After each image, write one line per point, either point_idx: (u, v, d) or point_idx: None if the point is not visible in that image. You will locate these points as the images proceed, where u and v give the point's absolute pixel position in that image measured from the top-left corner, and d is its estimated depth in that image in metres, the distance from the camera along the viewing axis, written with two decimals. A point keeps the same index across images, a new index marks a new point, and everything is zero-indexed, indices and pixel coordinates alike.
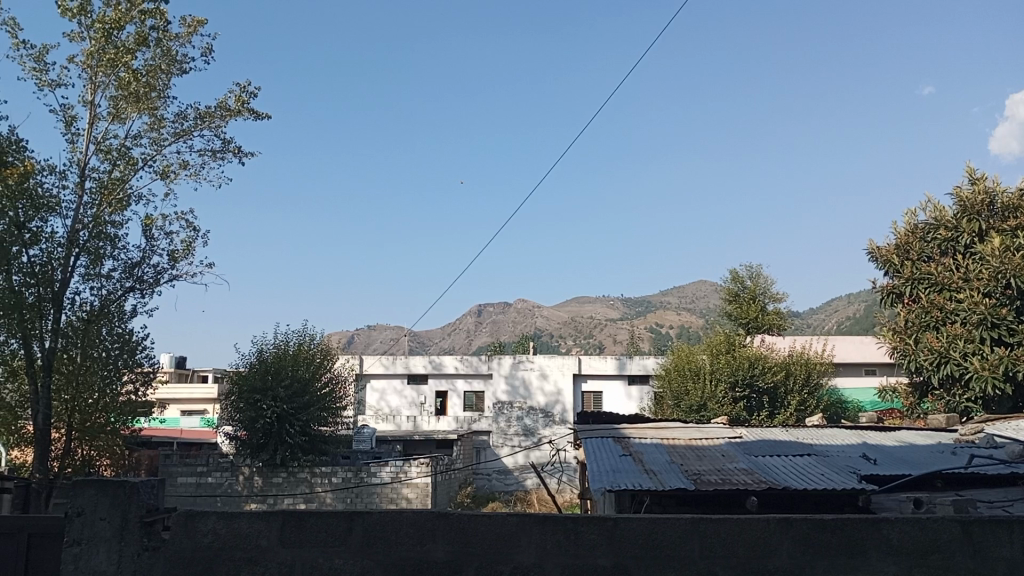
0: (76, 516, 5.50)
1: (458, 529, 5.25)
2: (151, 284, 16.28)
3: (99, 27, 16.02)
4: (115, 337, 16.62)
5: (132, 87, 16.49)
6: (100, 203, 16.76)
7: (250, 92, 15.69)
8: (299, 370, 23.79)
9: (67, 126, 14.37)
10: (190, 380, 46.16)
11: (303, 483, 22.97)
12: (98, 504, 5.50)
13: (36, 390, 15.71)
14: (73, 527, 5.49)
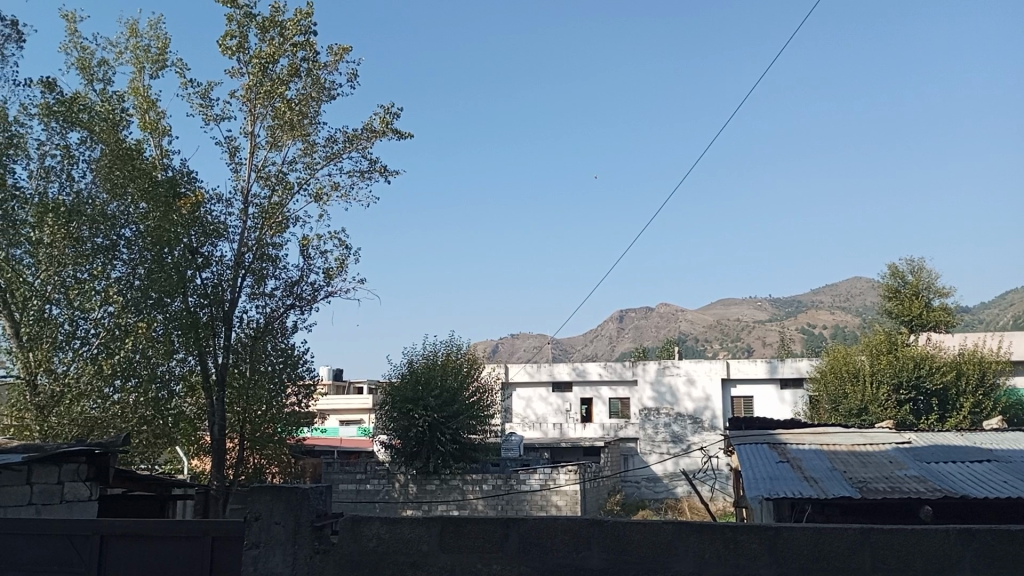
0: (253, 520, 5.84)
1: (614, 537, 5.22)
2: (309, 300, 17.21)
3: (256, 62, 17.22)
4: (279, 352, 17.54)
5: (286, 116, 17.57)
6: (262, 226, 17.94)
7: (394, 113, 16.29)
8: (448, 380, 24.45)
9: (231, 157, 15.43)
10: (347, 391, 48.45)
11: (455, 490, 23.46)
12: (272, 509, 5.82)
13: (211, 403, 17.18)
14: (252, 531, 5.83)
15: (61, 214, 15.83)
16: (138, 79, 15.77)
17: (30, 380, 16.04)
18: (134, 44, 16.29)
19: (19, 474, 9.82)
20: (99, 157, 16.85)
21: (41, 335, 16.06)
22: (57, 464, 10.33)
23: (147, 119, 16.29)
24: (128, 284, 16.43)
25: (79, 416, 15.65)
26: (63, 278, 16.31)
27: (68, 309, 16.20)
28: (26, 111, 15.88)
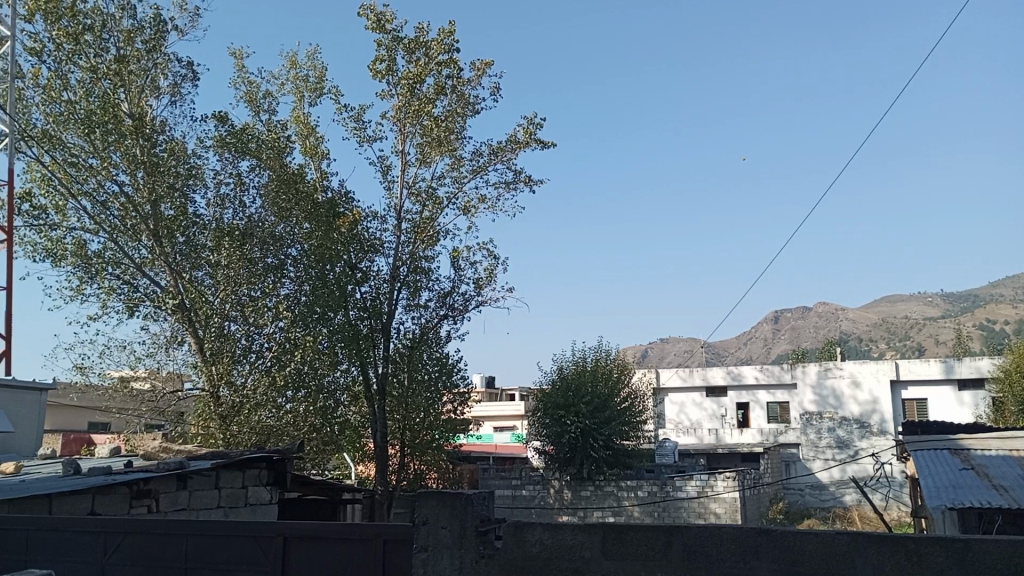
0: (421, 524, 6.05)
1: (784, 549, 5.02)
2: (461, 310, 17.68)
3: (405, 83, 17.91)
4: (435, 362, 17.85)
5: (434, 133, 18.19)
6: (415, 240, 18.67)
7: (537, 124, 16.48)
8: (599, 386, 24.52)
9: (383, 175, 16.11)
10: (500, 398, 49.46)
11: (609, 496, 23.21)
12: (439, 514, 6.02)
13: (374, 411, 18.04)
14: (420, 534, 6.03)
15: (236, 237, 17.67)
16: (298, 108, 16.79)
17: (213, 393, 17.40)
18: (294, 75, 17.36)
19: (208, 479, 10.64)
20: (267, 183, 18.19)
21: (222, 350, 17.25)
22: (241, 470, 11.16)
23: (307, 145, 17.33)
24: (296, 299, 17.54)
25: (257, 424, 16.86)
26: (239, 296, 17.73)
27: (245, 325, 17.55)
28: (202, 143, 17.39)
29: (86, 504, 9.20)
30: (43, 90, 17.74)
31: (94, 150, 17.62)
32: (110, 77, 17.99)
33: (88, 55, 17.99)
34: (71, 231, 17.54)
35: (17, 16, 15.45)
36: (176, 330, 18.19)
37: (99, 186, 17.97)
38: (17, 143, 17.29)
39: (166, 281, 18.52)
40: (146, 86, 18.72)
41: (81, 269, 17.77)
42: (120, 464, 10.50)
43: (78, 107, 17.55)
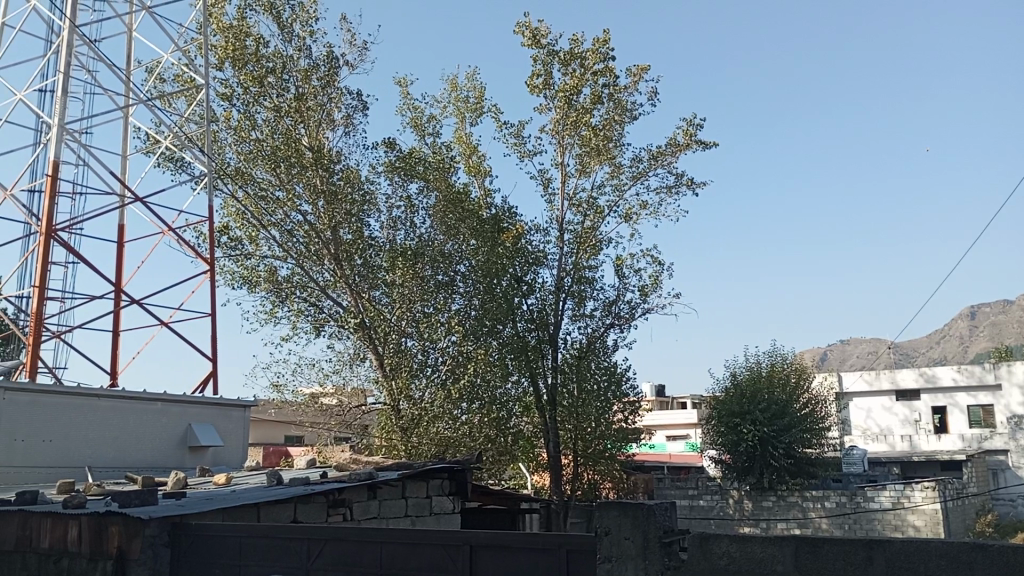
0: (603, 534, 6.12)
1: (1004, 564, 4.58)
2: (627, 318, 17.55)
3: (561, 96, 18.10)
4: (602, 371, 18.00)
5: (593, 142, 18.25)
6: (578, 251, 18.84)
7: (698, 125, 16.10)
8: (775, 393, 23.62)
9: (544, 188, 16.30)
10: (672, 406, 48.73)
11: (794, 508, 22.23)
12: (621, 525, 6.06)
13: (545, 422, 18.23)
14: (603, 545, 6.10)
15: (408, 257, 18.50)
16: (461, 128, 17.38)
17: (394, 406, 18.28)
18: (455, 97, 17.99)
19: (396, 489, 11.15)
20: (436, 204, 18.97)
21: (400, 365, 18.29)
22: (425, 480, 11.61)
23: (470, 163, 17.88)
24: (466, 313, 18.25)
25: (435, 435, 17.29)
26: (414, 313, 18.54)
27: (420, 340, 18.38)
28: (374, 169, 18.37)
29: (288, 512, 9.86)
30: (234, 130, 19.48)
31: (280, 183, 19.17)
32: (290, 114, 19.44)
33: (271, 95, 19.52)
34: (263, 260, 19.06)
35: (210, 65, 17.03)
36: (358, 347, 19.25)
37: (285, 217, 19.45)
38: (215, 180, 19.18)
39: (347, 302, 19.68)
40: (323, 120, 19.88)
41: (273, 293, 19.20)
42: (316, 475, 11.18)
43: (265, 144, 19.13)
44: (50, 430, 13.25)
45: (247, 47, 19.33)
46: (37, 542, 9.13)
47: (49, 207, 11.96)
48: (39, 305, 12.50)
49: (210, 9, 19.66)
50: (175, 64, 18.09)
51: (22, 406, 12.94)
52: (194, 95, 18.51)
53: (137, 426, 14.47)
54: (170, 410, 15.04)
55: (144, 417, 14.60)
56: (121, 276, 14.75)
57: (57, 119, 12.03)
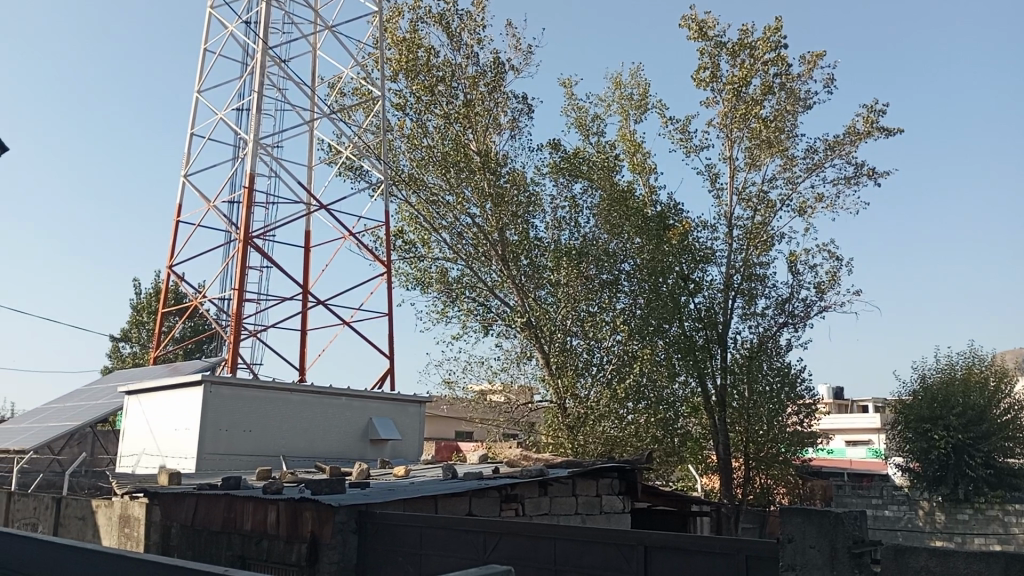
0: (787, 541, 5.90)
1: None
2: (802, 317, 16.85)
3: (729, 88, 17.66)
4: (776, 372, 17.41)
5: (763, 134, 17.59)
6: (748, 247, 18.36)
7: (879, 111, 15.19)
8: (972, 397, 21.96)
9: (712, 184, 15.93)
10: (851, 409, 46.29)
11: (993, 522, 20.14)
12: (805, 532, 5.83)
13: (714, 423, 17.97)
14: (786, 553, 5.88)
15: (573, 256, 18.53)
16: (625, 126, 17.31)
17: (560, 405, 18.42)
18: (619, 95, 17.93)
19: (566, 486, 11.25)
20: (599, 203, 18.96)
21: (566, 364, 18.42)
22: (595, 479, 11.65)
23: (635, 161, 17.81)
24: (632, 313, 18.33)
25: (601, 435, 17.50)
26: (579, 312, 18.72)
27: (585, 339, 18.58)
28: (540, 170, 18.68)
29: (463, 504, 10.15)
30: (408, 138, 20.47)
31: (450, 187, 19.99)
32: (459, 120, 20.12)
33: (442, 103, 20.34)
34: (435, 261, 19.82)
35: (385, 77, 17.95)
36: (525, 346, 19.57)
37: (455, 220, 20.17)
38: (391, 186, 20.26)
39: (514, 301, 20.07)
40: (490, 124, 20.33)
41: (444, 294, 19.93)
42: (489, 470, 11.50)
43: (436, 150, 20.05)
44: (249, 421, 14.41)
45: (419, 58, 20.26)
46: (240, 524, 9.83)
47: (247, 216, 13.02)
48: (238, 306, 13.64)
49: (385, 24, 20.73)
50: (354, 78, 19.28)
51: (226, 397, 14.16)
52: (371, 106, 19.64)
53: (324, 418, 15.47)
54: (353, 404, 15.98)
55: (330, 410, 15.59)
56: (307, 278, 15.81)
57: (252, 135, 13.08)
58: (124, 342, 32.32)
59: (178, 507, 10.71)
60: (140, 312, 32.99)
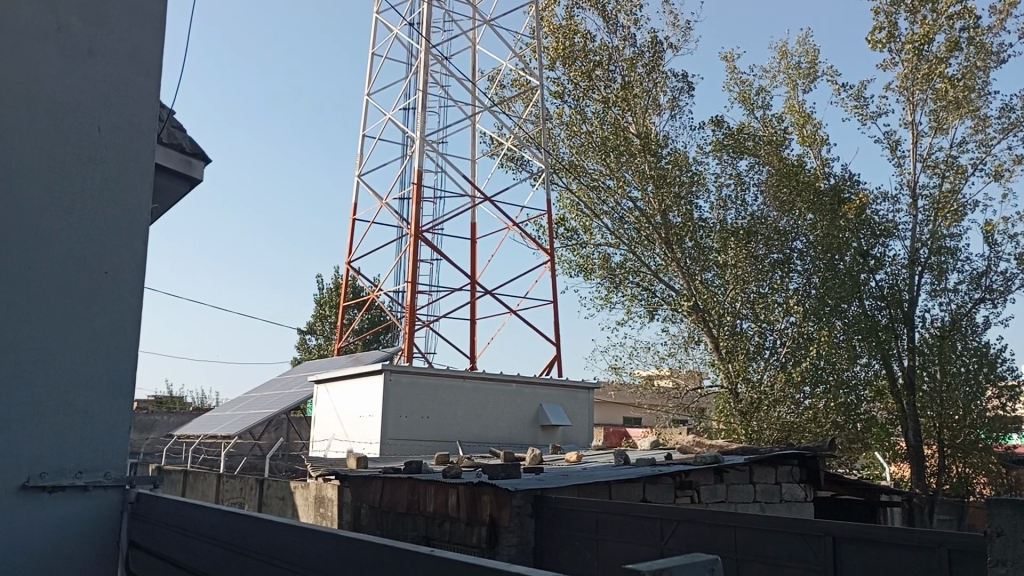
0: (996, 535, 5.37)
1: None
2: (1001, 292, 15.47)
3: (909, 48, 16.46)
4: (971, 352, 16.10)
5: (950, 94, 16.22)
6: (935, 217, 17.09)
7: None
8: None
9: (892, 152, 14.90)
10: None
11: None
12: (1018, 526, 5.26)
13: (902, 408, 17.20)
14: (997, 547, 5.35)
15: (741, 236, 18.01)
16: (793, 97, 16.51)
17: (731, 389, 17.78)
18: (785, 64, 17.14)
19: (743, 473, 10.94)
20: (767, 179, 18.21)
21: (736, 348, 17.94)
22: (773, 466, 11.27)
23: (805, 133, 16.98)
24: (805, 292, 17.76)
25: (776, 420, 16.99)
26: (748, 294, 18.20)
27: (757, 322, 18.17)
28: (702, 149, 18.22)
29: (638, 490, 10.10)
30: (567, 126, 20.60)
31: (610, 171, 19.87)
32: (618, 104, 20.01)
33: (599, 87, 20.33)
34: (597, 247, 19.81)
35: (542, 66, 18.10)
36: (692, 330, 19.16)
37: (617, 205, 20.07)
38: (551, 174, 20.44)
39: (679, 285, 19.74)
40: (649, 105, 20.06)
41: (608, 280, 19.83)
42: (662, 457, 11.39)
43: (595, 135, 20.06)
44: (426, 407, 15.06)
45: (576, 44, 20.35)
46: (423, 506, 10.25)
47: (417, 211, 13.54)
48: (412, 298, 14.24)
49: (541, 13, 20.94)
50: (512, 70, 19.57)
51: (404, 385, 14.85)
52: (530, 96, 19.92)
53: (496, 405, 15.89)
54: (524, 391, 16.31)
55: (502, 396, 15.99)
56: (474, 269, 16.25)
57: (418, 133, 13.58)
58: (310, 335, 34.66)
59: (366, 489, 11.34)
60: (322, 306, 35.27)
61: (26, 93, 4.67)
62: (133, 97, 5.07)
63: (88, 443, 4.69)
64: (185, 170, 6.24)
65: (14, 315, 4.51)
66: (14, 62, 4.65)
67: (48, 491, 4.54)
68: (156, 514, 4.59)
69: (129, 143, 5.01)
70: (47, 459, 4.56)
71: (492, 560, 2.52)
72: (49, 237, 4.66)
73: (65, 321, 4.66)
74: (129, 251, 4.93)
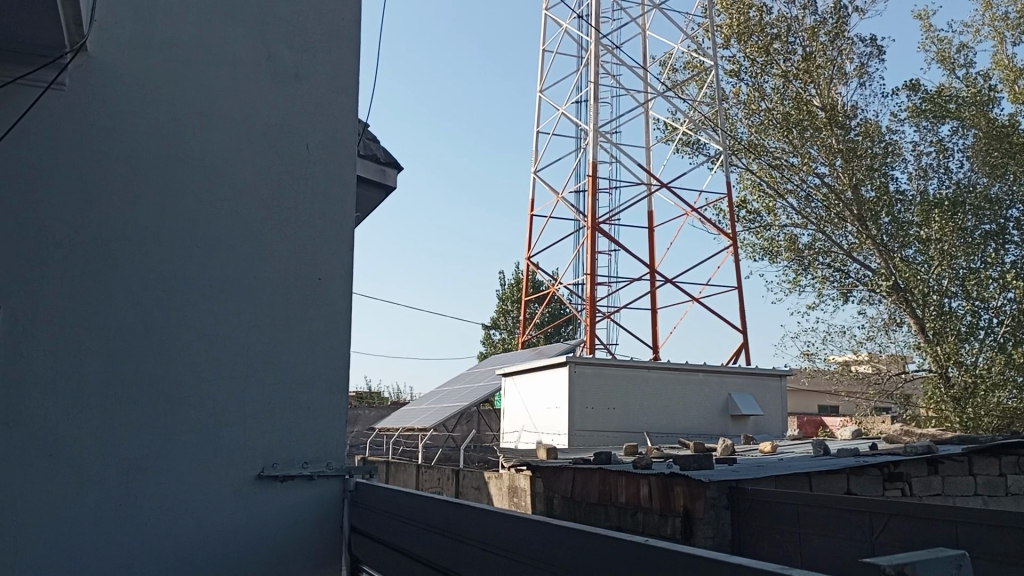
0: None
1: None
2: None
3: None
4: None
5: None
6: None
7: None
8: None
9: None
10: None
11: None
12: None
13: None
14: None
15: (947, 208, 16.66)
16: (1001, 51, 14.97)
17: (941, 374, 16.62)
18: (990, 16, 15.58)
19: (961, 465, 10.12)
20: (974, 144, 17.18)
21: (946, 329, 16.60)
22: (996, 455, 10.34)
23: (1017, 89, 15.38)
24: (1022, 266, 16.63)
25: (997, 407, 15.68)
26: (958, 270, 16.75)
27: (968, 300, 16.57)
28: (896, 117, 17.00)
29: (842, 482, 9.57)
30: (744, 105, 19.96)
31: (793, 149, 19.02)
32: (800, 77, 19.11)
33: (779, 61, 19.48)
34: (783, 229, 18.97)
35: (716, 46, 17.60)
36: (893, 312, 17.84)
37: (803, 181, 19.19)
38: (731, 155, 19.84)
39: (876, 264, 18.56)
40: (835, 75, 19.00)
41: (795, 262, 18.87)
42: (866, 446, 10.75)
43: (776, 112, 19.29)
44: (612, 398, 15.07)
45: (751, 19, 19.57)
46: (615, 496, 10.25)
47: (593, 203, 13.57)
48: (592, 290, 14.31)
49: None
50: (685, 52, 19.19)
51: (590, 376, 14.97)
52: (705, 78, 19.44)
53: (684, 395, 15.63)
54: (712, 380, 15.96)
55: (689, 386, 15.71)
56: (653, 258, 16.09)
57: (592, 125, 13.58)
58: (495, 329, 35.84)
59: (558, 479, 11.52)
60: (505, 301, 36.34)
61: (245, 118, 5.16)
62: (334, 112, 5.41)
63: (313, 435, 5.10)
64: (381, 179, 6.62)
65: (244, 320, 4.99)
66: (232, 92, 5.15)
67: (280, 480, 4.99)
68: (376, 503, 4.87)
69: (334, 156, 5.36)
70: (279, 451, 5.01)
71: (700, 550, 2.52)
72: (269, 248, 5.10)
73: (287, 326, 5.09)
74: (339, 258, 5.28)
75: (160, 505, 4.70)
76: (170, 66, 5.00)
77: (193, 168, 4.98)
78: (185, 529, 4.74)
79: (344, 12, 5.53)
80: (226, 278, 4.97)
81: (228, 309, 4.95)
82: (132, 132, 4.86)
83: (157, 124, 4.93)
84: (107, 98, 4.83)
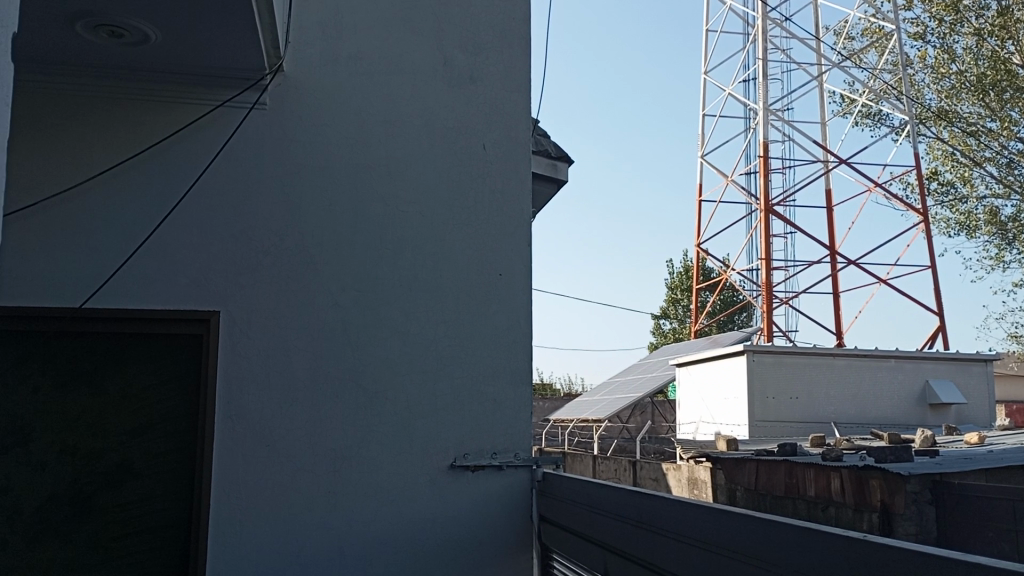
0: None
1: None
2: None
3: None
4: None
5: None
6: None
7: None
8: None
9: None
10: None
11: None
12: None
13: None
14: None
15: None
16: None
17: None
18: None
19: None
20: None
21: None
22: None
23: None
24: None
25: None
26: None
27: None
28: None
29: None
30: (932, 69, 18.45)
31: (991, 113, 17.52)
32: (995, 34, 17.03)
33: (970, 19, 17.59)
34: (981, 201, 17.43)
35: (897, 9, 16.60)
36: None
37: (1002, 148, 17.64)
38: (918, 125, 18.50)
39: None
40: None
41: (998, 236, 17.53)
42: None
43: (968, 74, 17.71)
44: (795, 387, 14.43)
45: None
46: (804, 490, 9.79)
47: (766, 185, 13.01)
48: (767, 276, 13.76)
49: None
50: (862, 18, 18.09)
51: (770, 365, 14.41)
52: (885, 43, 18.17)
53: (873, 383, 14.71)
54: (904, 366, 14.93)
55: (879, 373, 14.77)
56: (834, 239, 15.27)
57: (761, 103, 13.04)
58: (664, 319, 35.39)
59: (741, 471, 11.16)
60: (674, 289, 35.78)
61: (425, 123, 5.37)
62: (507, 112, 5.53)
63: (500, 426, 5.25)
64: (553, 174, 6.69)
65: (432, 316, 5.21)
66: (413, 99, 5.38)
67: (472, 470, 5.17)
68: (564, 493, 4.92)
69: (509, 155, 5.48)
70: (470, 442, 5.19)
71: (919, 546, 2.35)
72: (451, 247, 5.29)
73: (472, 322, 5.26)
74: (518, 253, 5.39)
75: (363, 493, 4.99)
76: (356, 78, 5.29)
77: (379, 173, 5.24)
78: (386, 516, 5.02)
79: (514, 12, 5.64)
80: (413, 277, 5.20)
81: (417, 306, 5.19)
82: (325, 143, 5.19)
83: (347, 134, 5.24)
84: (303, 114, 5.18)
